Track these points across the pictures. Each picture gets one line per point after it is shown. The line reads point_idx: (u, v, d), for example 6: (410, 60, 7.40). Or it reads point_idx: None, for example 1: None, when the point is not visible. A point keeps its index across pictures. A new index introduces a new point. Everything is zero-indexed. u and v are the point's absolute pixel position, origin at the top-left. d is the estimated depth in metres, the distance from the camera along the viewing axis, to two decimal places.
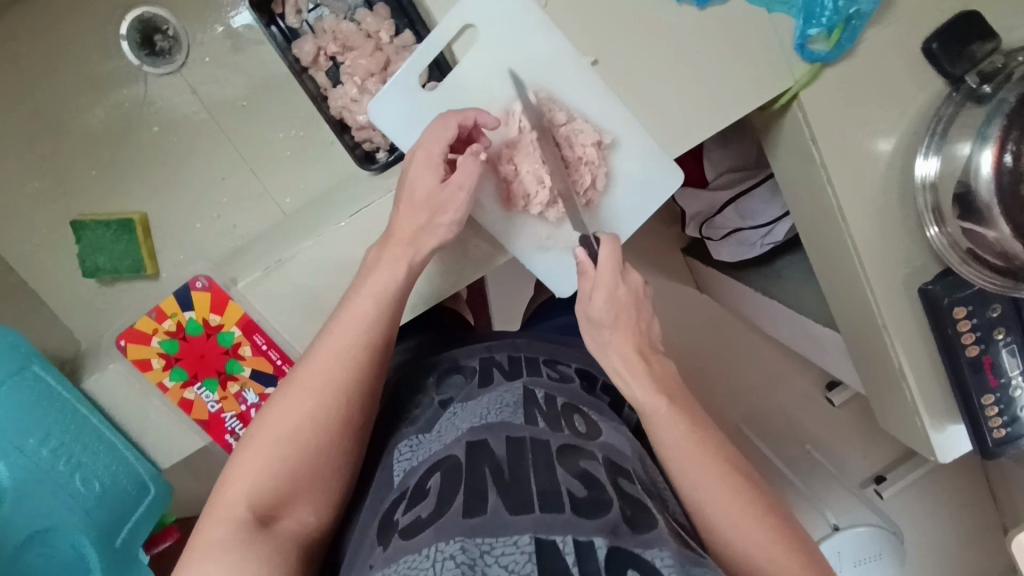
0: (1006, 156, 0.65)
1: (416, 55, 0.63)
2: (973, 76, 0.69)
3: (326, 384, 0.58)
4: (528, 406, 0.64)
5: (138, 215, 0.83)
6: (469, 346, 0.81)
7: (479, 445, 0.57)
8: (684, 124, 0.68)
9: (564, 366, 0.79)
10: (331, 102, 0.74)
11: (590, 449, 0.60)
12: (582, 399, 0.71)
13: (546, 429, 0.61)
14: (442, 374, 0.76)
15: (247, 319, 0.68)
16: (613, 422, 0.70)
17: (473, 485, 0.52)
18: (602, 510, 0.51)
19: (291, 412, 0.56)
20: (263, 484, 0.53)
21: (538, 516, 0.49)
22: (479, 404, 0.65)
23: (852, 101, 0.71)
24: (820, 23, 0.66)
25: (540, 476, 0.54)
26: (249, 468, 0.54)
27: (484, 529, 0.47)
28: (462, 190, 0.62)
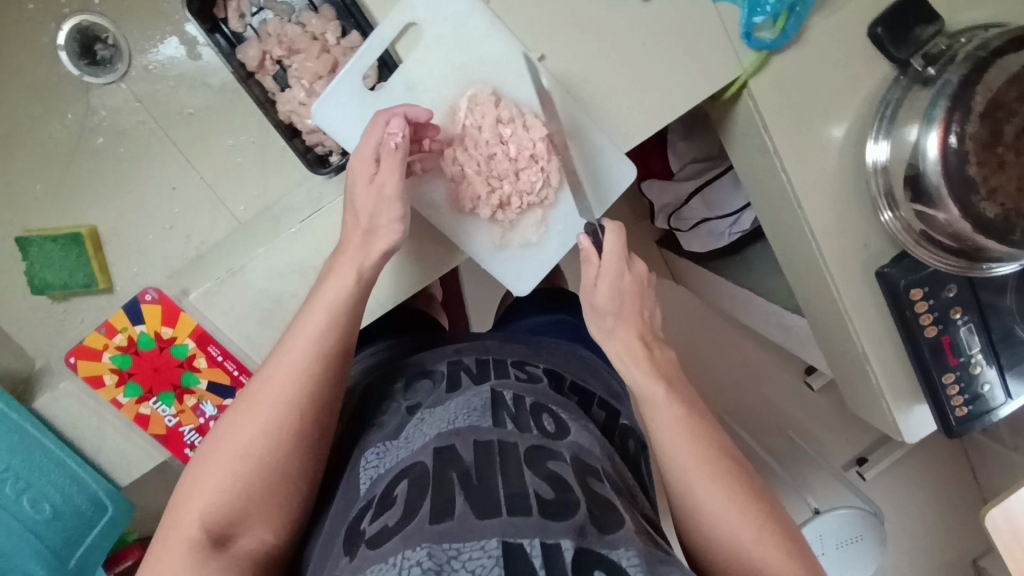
0: (952, 137, 0.65)
1: (360, 53, 0.62)
2: (919, 58, 0.70)
3: (279, 398, 0.57)
4: (495, 409, 0.64)
5: (87, 229, 0.81)
6: (439, 350, 0.80)
7: (446, 450, 0.57)
8: (635, 116, 0.68)
9: (532, 367, 0.78)
10: (279, 107, 0.72)
11: (558, 450, 0.60)
12: (553, 400, 0.71)
13: (514, 432, 0.60)
14: (411, 379, 0.75)
15: (201, 330, 0.67)
16: (582, 422, 0.69)
17: (440, 491, 0.52)
18: (569, 510, 0.51)
19: (245, 428, 0.56)
20: (217, 503, 0.54)
21: (506, 519, 0.49)
22: (447, 410, 0.64)
23: (802, 88, 0.72)
24: (764, 11, 0.66)
25: (508, 480, 0.54)
26: (204, 488, 0.54)
27: (451, 536, 0.47)
28: (395, 180, 0.61)
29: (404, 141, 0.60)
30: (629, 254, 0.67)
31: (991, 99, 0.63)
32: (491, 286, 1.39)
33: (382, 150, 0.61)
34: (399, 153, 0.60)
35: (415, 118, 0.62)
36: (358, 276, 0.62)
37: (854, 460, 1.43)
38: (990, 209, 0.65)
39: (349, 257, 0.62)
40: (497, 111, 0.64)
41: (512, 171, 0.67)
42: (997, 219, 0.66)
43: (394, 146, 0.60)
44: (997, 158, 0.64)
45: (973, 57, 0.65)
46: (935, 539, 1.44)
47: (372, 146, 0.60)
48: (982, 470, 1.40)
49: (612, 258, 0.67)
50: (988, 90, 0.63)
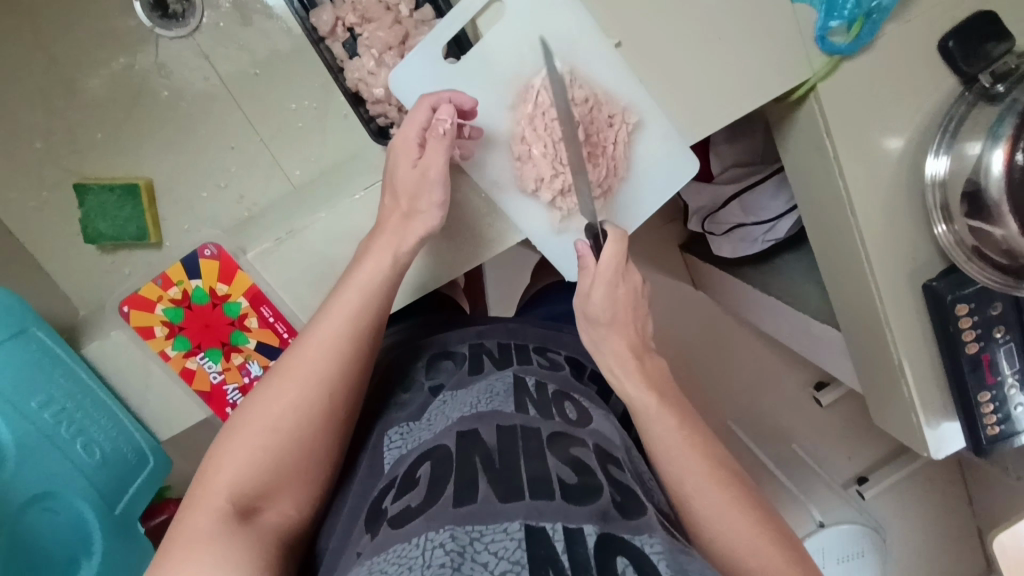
0: (1018, 154, 0.66)
1: (440, 26, 0.62)
2: (987, 75, 0.70)
3: (313, 373, 0.57)
4: (518, 394, 0.64)
5: (144, 181, 0.81)
6: (463, 329, 0.79)
7: (470, 433, 0.56)
8: (702, 109, 0.67)
9: (554, 353, 0.79)
10: (347, 74, 0.72)
11: (580, 436, 0.60)
12: (574, 387, 0.71)
13: (537, 418, 0.60)
14: (431, 360, 0.74)
15: (256, 289, 0.67)
16: (603, 411, 0.70)
17: (463, 473, 0.52)
18: (592, 496, 0.50)
19: (276, 401, 0.55)
20: (245, 474, 0.52)
21: (529, 504, 0.48)
22: (470, 394, 0.64)
23: (870, 95, 0.72)
24: (840, 16, 0.67)
25: (530, 464, 0.53)
26: (233, 458, 0.53)
27: (475, 517, 0.46)
28: (443, 161, 0.61)
29: (449, 128, 0.61)
30: (628, 259, 0.65)
31: None
32: (518, 276, 1.38)
33: (428, 133, 0.61)
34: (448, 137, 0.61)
35: (459, 104, 0.62)
36: (395, 259, 0.62)
37: (855, 478, 1.46)
38: None
39: (387, 237, 0.62)
40: (573, 92, 0.64)
41: (581, 155, 0.66)
42: None
43: (442, 132, 0.61)
44: None
45: None
46: (935, 561, 1.44)
47: (415, 129, 0.61)
48: (982, 500, 1.41)
49: (608, 268, 0.65)
50: None
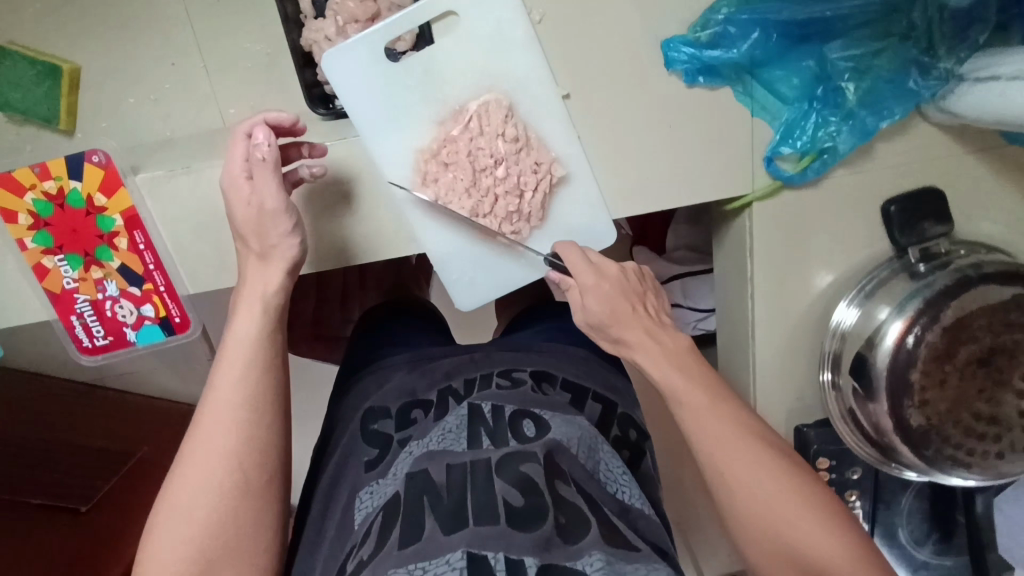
0: (910, 336, 0.65)
1: (392, 19, 0.60)
2: (917, 250, 0.70)
3: (220, 447, 0.56)
4: (472, 425, 0.63)
5: (71, 65, 0.71)
6: (430, 367, 0.76)
7: (418, 474, 0.57)
8: (634, 190, 0.67)
9: (519, 370, 0.74)
10: (305, 31, 0.69)
11: (531, 450, 0.59)
12: (537, 400, 0.68)
13: (488, 448, 0.60)
14: (403, 408, 0.71)
15: (134, 212, 0.65)
16: (567, 415, 0.66)
17: (411, 512, 0.54)
18: (537, 520, 0.52)
19: (186, 484, 0.55)
20: (173, 559, 0.53)
21: (474, 530, 0.51)
22: (426, 437, 0.63)
23: (800, 229, 0.71)
24: (794, 145, 0.65)
25: (477, 492, 0.55)
26: (160, 546, 0.53)
27: (420, 556, 0.50)
28: (275, 188, 0.59)
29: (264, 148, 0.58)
30: (599, 258, 0.65)
31: (959, 318, 0.63)
32: None
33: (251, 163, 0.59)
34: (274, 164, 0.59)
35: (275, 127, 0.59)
36: (263, 303, 0.61)
37: None
38: (915, 417, 0.65)
39: (251, 286, 0.61)
40: (500, 125, 0.63)
41: (492, 191, 0.65)
42: (919, 429, 0.65)
43: (263, 158, 0.58)
44: (940, 374, 0.64)
45: (962, 272, 0.65)
46: None
47: (240, 160, 0.59)
48: None
49: (587, 270, 0.64)
50: (960, 308, 0.63)
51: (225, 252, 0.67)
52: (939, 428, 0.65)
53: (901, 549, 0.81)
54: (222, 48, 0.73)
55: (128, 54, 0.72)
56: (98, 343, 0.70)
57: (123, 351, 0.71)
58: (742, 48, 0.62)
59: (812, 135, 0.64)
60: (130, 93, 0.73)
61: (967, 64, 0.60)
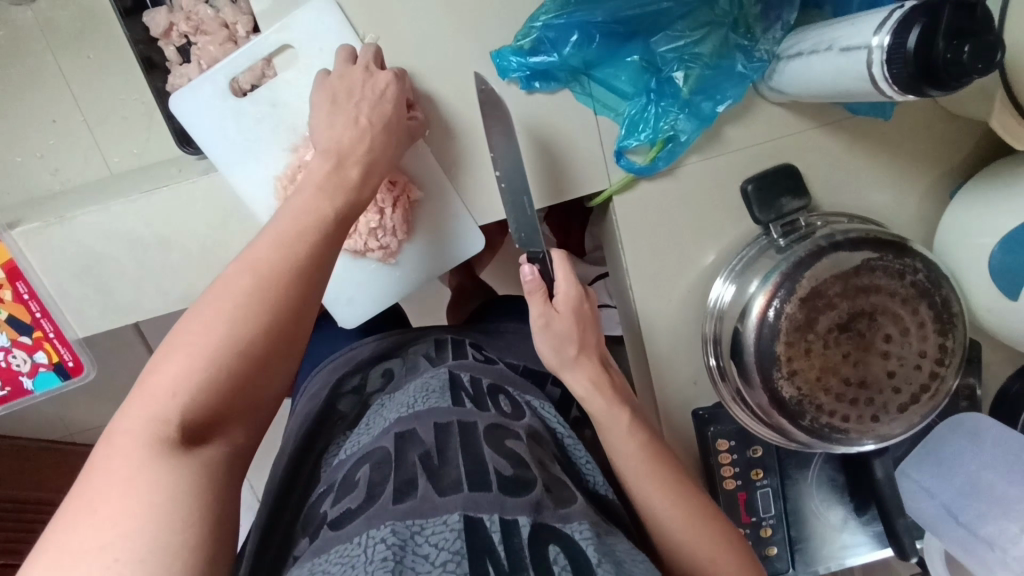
0: (771, 309, 0.66)
1: (234, 57, 0.63)
2: (778, 227, 0.72)
3: (270, 288, 0.50)
4: (453, 389, 0.65)
5: None
6: (412, 344, 0.79)
7: (408, 436, 0.59)
8: (495, 195, 0.70)
9: (488, 352, 0.80)
10: (171, 77, 0.73)
11: (514, 429, 0.62)
12: (510, 382, 0.73)
13: (472, 410, 0.62)
14: (381, 374, 0.75)
15: (13, 264, 0.67)
16: (535, 399, 0.72)
17: (402, 473, 0.54)
18: (527, 486, 0.54)
19: (215, 308, 0.48)
20: (194, 388, 0.45)
21: (468, 495, 0.51)
22: (406, 396, 0.66)
23: (665, 218, 0.73)
24: (640, 137, 0.67)
25: (470, 456, 0.56)
26: (174, 368, 0.45)
27: (416, 513, 0.50)
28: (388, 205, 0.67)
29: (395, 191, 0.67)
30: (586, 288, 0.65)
31: (815, 287, 0.65)
32: None
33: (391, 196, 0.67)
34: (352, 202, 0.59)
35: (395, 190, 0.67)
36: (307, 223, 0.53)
37: None
38: (787, 390, 0.66)
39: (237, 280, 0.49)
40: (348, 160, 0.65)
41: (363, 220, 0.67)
42: (793, 400, 0.66)
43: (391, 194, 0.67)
44: (805, 344, 0.65)
45: (817, 243, 0.67)
46: None
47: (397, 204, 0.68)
48: None
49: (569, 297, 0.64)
50: (814, 277, 0.65)
51: (109, 293, 0.70)
52: (812, 397, 0.66)
53: (815, 519, 0.80)
54: (100, 101, 0.77)
55: (11, 115, 0.76)
56: None
57: (22, 400, 0.72)
58: (566, 52, 0.64)
59: (655, 127, 0.67)
60: (16, 152, 0.77)
61: (783, 44, 0.63)
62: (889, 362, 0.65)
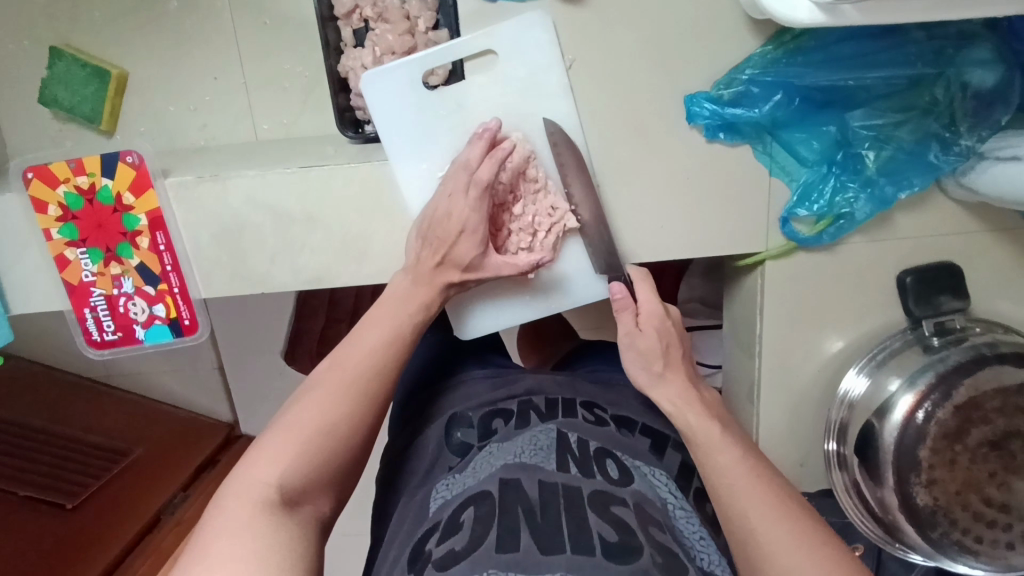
0: (920, 412, 0.63)
1: (433, 51, 0.62)
2: (931, 323, 0.69)
3: (363, 380, 0.54)
4: (561, 448, 0.56)
5: (119, 71, 0.74)
6: (508, 380, 0.69)
7: (512, 484, 0.50)
8: (648, 238, 0.68)
9: (599, 409, 0.67)
10: (343, 58, 0.71)
11: (620, 496, 0.51)
12: (618, 445, 0.61)
13: (577, 474, 0.52)
14: (484, 416, 0.65)
15: (159, 214, 0.66)
16: (652, 471, 0.60)
17: (507, 519, 0.46)
18: (634, 554, 0.44)
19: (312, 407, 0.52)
20: (289, 471, 0.48)
21: (570, 557, 0.43)
22: (512, 444, 0.57)
23: (811, 293, 0.71)
24: (811, 207, 0.65)
25: (573, 520, 0.47)
26: (276, 452, 0.49)
27: (519, 568, 0.42)
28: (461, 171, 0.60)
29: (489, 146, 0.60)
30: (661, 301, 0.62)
31: (973, 397, 0.61)
32: None
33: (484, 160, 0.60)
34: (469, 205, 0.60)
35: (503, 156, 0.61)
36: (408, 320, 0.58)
37: None
38: (922, 497, 0.62)
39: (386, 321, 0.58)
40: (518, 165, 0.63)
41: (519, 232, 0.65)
42: (926, 509, 0.63)
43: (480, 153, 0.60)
44: (950, 454, 0.62)
45: (977, 349, 0.64)
46: None
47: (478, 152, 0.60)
48: None
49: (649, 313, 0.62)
50: (974, 386, 0.61)
51: (241, 260, 0.68)
52: (946, 510, 0.62)
53: None
54: (261, 66, 0.76)
55: (173, 65, 0.75)
56: (107, 337, 0.70)
57: (130, 348, 0.71)
58: (764, 109, 0.63)
59: (830, 200, 0.65)
60: (169, 101, 0.76)
61: (988, 143, 0.60)
62: None
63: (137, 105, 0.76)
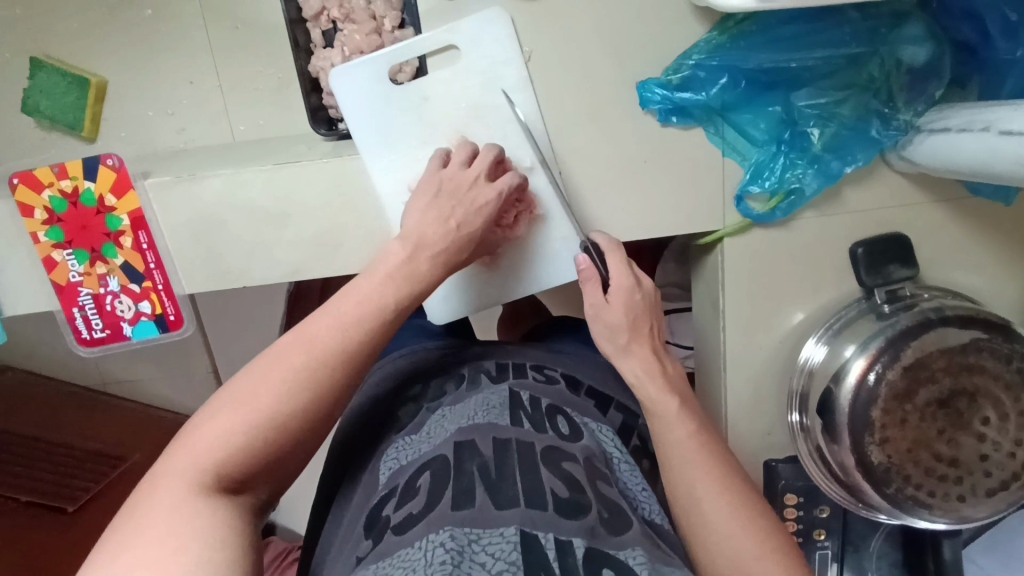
0: (870, 374, 0.66)
1: (398, 47, 0.65)
2: (882, 292, 0.72)
3: (314, 357, 0.54)
4: (514, 408, 0.59)
5: (97, 79, 0.77)
6: (460, 354, 0.73)
7: (465, 444, 0.53)
8: (610, 221, 0.71)
9: (551, 369, 0.72)
10: (313, 59, 0.75)
11: (571, 451, 0.55)
12: (569, 403, 0.65)
13: (530, 430, 0.56)
14: (437, 383, 0.69)
15: (140, 214, 0.69)
16: (599, 425, 0.63)
17: (461, 480, 0.49)
18: (582, 510, 0.47)
19: (255, 384, 0.52)
20: (228, 459, 0.50)
21: (524, 511, 0.46)
22: (465, 406, 0.60)
23: (767, 267, 0.74)
24: (762, 184, 0.69)
25: (527, 476, 0.50)
26: (210, 439, 0.50)
27: (474, 523, 0.45)
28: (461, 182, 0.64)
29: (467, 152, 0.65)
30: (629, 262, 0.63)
31: (919, 358, 0.64)
32: None
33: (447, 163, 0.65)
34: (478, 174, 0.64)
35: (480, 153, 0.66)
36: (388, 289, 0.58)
37: None
38: (876, 455, 0.66)
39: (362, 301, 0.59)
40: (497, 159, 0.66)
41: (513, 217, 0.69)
42: (880, 466, 0.66)
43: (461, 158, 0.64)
44: (900, 414, 0.65)
45: (923, 314, 0.67)
46: None
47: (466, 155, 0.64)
48: None
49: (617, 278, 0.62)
50: (920, 348, 0.64)
51: (221, 255, 0.71)
52: (900, 467, 0.66)
53: None
54: (236, 70, 0.79)
55: (153, 72, 0.78)
56: (96, 335, 0.73)
57: (119, 344, 0.74)
58: (712, 92, 0.66)
59: (781, 176, 0.68)
60: (148, 106, 0.79)
61: (925, 117, 0.64)
62: (983, 445, 0.65)
63: (118, 111, 0.79)
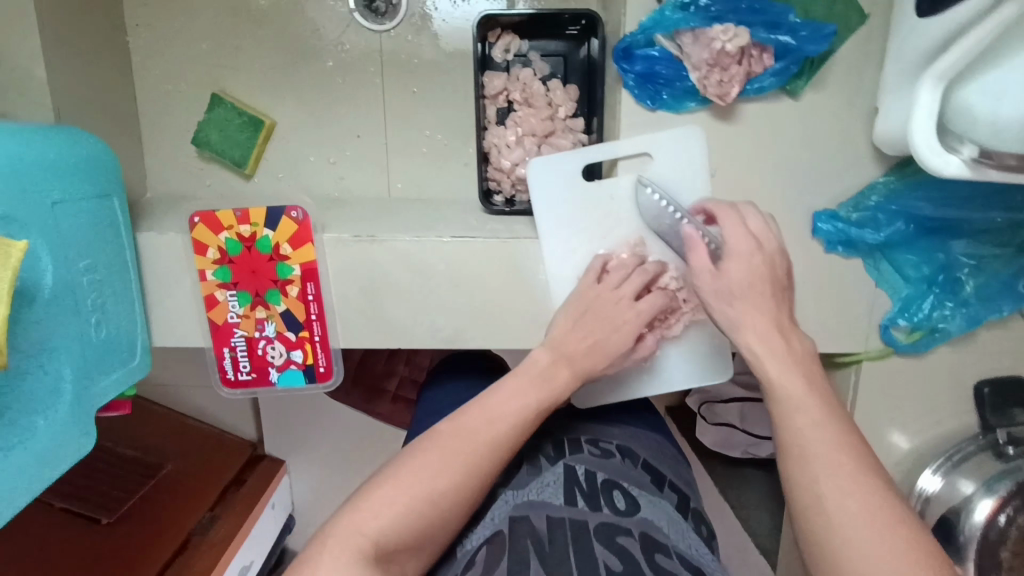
0: (1002, 516, 0.70)
1: (596, 149, 0.67)
2: (1003, 432, 0.76)
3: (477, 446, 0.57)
4: (567, 484, 0.61)
5: (270, 121, 0.77)
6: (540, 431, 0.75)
7: (520, 520, 0.55)
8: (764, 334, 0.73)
9: (605, 443, 0.71)
10: (487, 135, 0.76)
11: (629, 527, 0.54)
12: (625, 475, 0.64)
13: (584, 509, 0.57)
14: None
15: (313, 266, 0.69)
16: (659, 499, 0.62)
17: (517, 552, 0.51)
18: None
19: (420, 462, 0.55)
20: (392, 524, 0.53)
21: None
22: (523, 484, 0.62)
23: (896, 393, 0.77)
24: (910, 318, 0.72)
25: (581, 555, 0.50)
26: (380, 500, 0.53)
27: None
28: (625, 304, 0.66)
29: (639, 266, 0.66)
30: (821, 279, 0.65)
31: None
32: None
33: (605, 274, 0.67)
34: (623, 294, 0.65)
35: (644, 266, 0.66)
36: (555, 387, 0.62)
37: None
38: None
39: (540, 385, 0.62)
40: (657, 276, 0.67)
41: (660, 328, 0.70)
42: None
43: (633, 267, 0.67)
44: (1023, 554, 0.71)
45: None
46: None
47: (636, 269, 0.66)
48: None
49: None
50: None
51: (383, 316, 0.71)
52: None
53: None
54: (404, 130, 0.80)
55: (322, 121, 0.79)
56: (241, 377, 0.73)
57: (261, 388, 0.74)
58: (883, 234, 0.68)
59: (928, 315, 0.72)
60: (311, 152, 0.80)
61: None
62: None
63: (280, 152, 0.80)
